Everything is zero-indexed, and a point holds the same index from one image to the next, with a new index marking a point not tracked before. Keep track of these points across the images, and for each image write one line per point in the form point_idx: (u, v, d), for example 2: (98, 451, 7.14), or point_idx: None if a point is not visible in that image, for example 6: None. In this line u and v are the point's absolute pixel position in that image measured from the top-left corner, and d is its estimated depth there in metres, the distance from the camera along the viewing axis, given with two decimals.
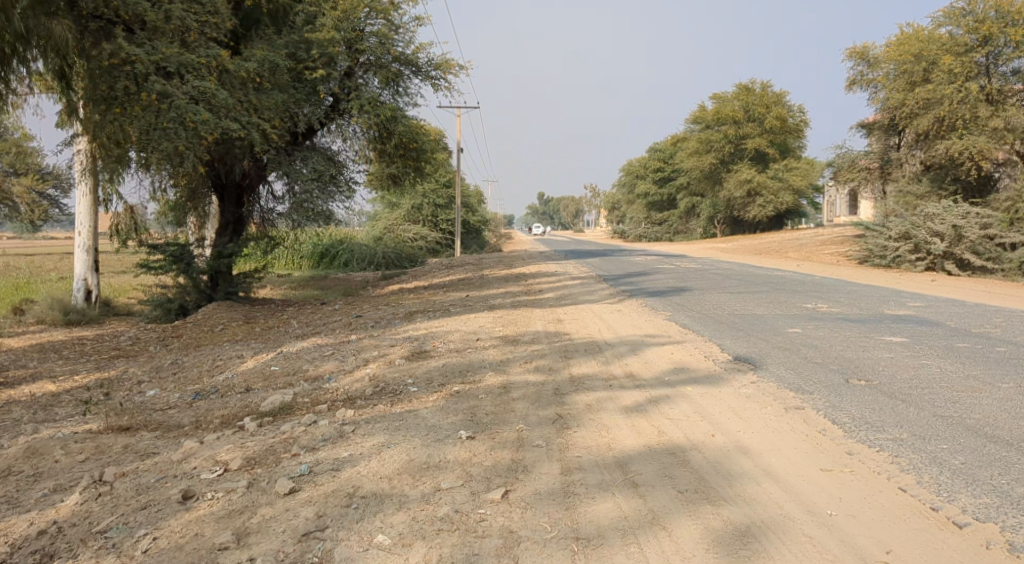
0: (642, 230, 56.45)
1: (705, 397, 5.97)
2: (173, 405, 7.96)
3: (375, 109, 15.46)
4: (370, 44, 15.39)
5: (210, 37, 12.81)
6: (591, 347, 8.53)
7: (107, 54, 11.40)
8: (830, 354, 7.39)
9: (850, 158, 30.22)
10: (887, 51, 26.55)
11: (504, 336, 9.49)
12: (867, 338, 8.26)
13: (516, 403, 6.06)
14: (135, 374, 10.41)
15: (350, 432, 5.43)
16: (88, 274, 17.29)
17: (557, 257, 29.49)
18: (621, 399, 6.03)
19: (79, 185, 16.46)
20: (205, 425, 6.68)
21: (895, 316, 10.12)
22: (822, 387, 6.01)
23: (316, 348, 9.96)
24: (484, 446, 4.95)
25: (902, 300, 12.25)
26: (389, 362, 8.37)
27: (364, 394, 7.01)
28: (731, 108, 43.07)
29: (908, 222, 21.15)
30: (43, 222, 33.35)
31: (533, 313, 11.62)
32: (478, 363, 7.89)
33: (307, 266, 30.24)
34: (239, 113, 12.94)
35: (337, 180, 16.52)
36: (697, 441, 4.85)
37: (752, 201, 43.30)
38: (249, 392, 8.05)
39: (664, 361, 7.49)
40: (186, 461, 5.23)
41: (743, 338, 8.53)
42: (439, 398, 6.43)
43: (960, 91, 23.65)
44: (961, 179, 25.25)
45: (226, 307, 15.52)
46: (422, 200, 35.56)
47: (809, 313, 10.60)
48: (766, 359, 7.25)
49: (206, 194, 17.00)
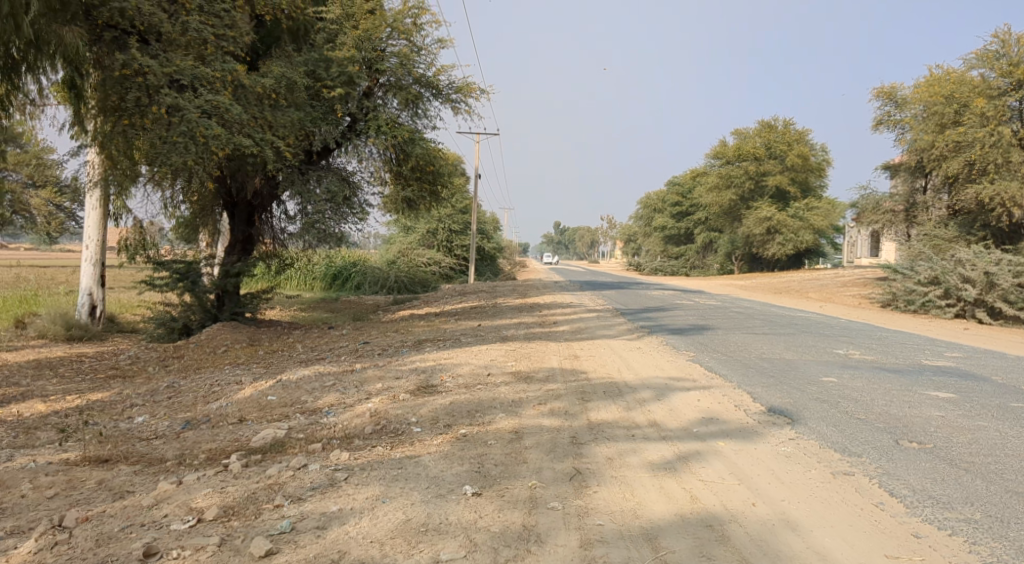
0: (658, 263, 55.82)
1: (740, 455, 5.34)
2: (160, 434, 7.44)
3: (392, 130, 15.12)
4: (390, 65, 15.07)
5: (227, 51, 12.45)
6: (610, 389, 7.92)
7: (121, 65, 11.09)
8: (873, 409, 6.75)
9: (875, 199, 29.29)
10: (915, 92, 26.20)
11: (517, 372, 8.89)
12: (910, 393, 7.60)
13: (529, 453, 5.47)
14: (129, 397, 9.90)
15: (342, 480, 4.85)
16: (94, 287, 16.90)
17: (573, 288, 28.93)
18: (645, 453, 5.43)
19: (89, 198, 16.16)
20: (189, 461, 6.15)
21: (935, 368, 9.43)
22: (870, 448, 5.39)
23: (317, 377, 9.40)
24: (490, 505, 4.36)
25: (937, 350, 11.55)
26: (393, 397, 7.79)
27: (363, 432, 6.46)
28: (752, 145, 42.66)
29: (937, 266, 20.44)
30: (58, 235, 33.10)
31: (548, 347, 11.04)
32: (489, 402, 7.29)
33: (319, 288, 29.89)
34: (253, 130, 12.58)
35: (351, 202, 16.14)
36: (736, 511, 4.23)
37: (771, 239, 42.59)
38: (242, 423, 7.50)
39: (690, 410, 6.87)
40: (156, 507, 4.66)
41: (774, 387, 7.88)
42: (443, 443, 5.85)
43: (992, 134, 22.90)
44: (990, 225, 24.56)
45: (230, 328, 15.03)
46: (437, 225, 35.25)
47: (843, 360, 9.93)
48: (803, 413, 6.62)
49: (216, 211, 16.63)
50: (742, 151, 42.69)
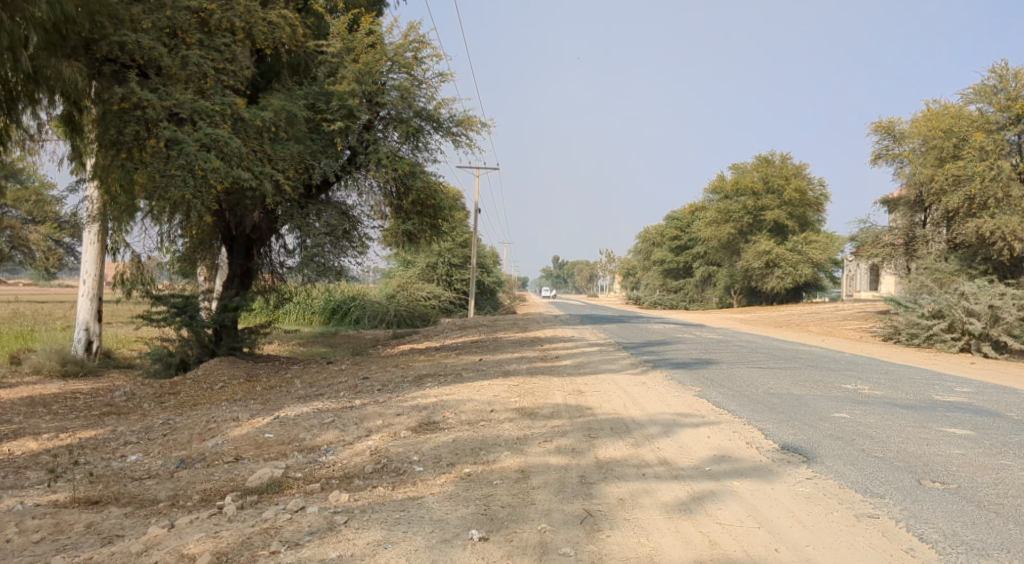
0: (657, 297, 55.70)
1: (758, 497, 5.12)
2: (153, 474, 7.22)
3: (392, 163, 15.01)
4: (391, 98, 15.05)
5: (228, 85, 12.45)
6: (617, 425, 7.70)
7: (120, 98, 11.13)
8: (890, 447, 6.53)
9: (874, 233, 29.03)
10: (913, 126, 26.33)
11: (520, 408, 8.67)
12: (925, 429, 7.38)
13: (537, 493, 5.25)
14: (123, 434, 9.68)
15: (342, 524, 4.64)
16: (90, 322, 16.74)
17: (573, 322, 28.77)
18: (658, 493, 5.22)
19: (87, 232, 16.10)
20: (182, 503, 5.93)
21: (948, 404, 9.21)
22: (892, 489, 5.18)
23: (316, 413, 9.17)
24: (499, 551, 4.15)
25: (947, 385, 11.34)
26: (393, 434, 7.57)
27: (363, 472, 6.25)
28: (751, 179, 42.79)
29: (941, 300, 20.28)
30: (56, 270, 32.92)
31: (551, 382, 10.83)
32: (492, 439, 7.06)
33: (317, 322, 29.72)
34: (253, 163, 12.49)
35: (350, 235, 16.05)
36: (760, 557, 4.02)
37: (771, 272, 42.55)
38: (238, 462, 7.27)
39: (702, 448, 6.65)
40: (146, 553, 4.43)
41: (786, 423, 7.65)
42: (447, 482, 5.64)
43: (992, 168, 22.93)
44: (992, 259, 24.48)
45: (228, 363, 14.79)
46: (436, 258, 35.18)
47: (853, 395, 9.72)
48: (818, 450, 6.40)
49: (215, 244, 16.55)
50: (741, 185, 42.82)
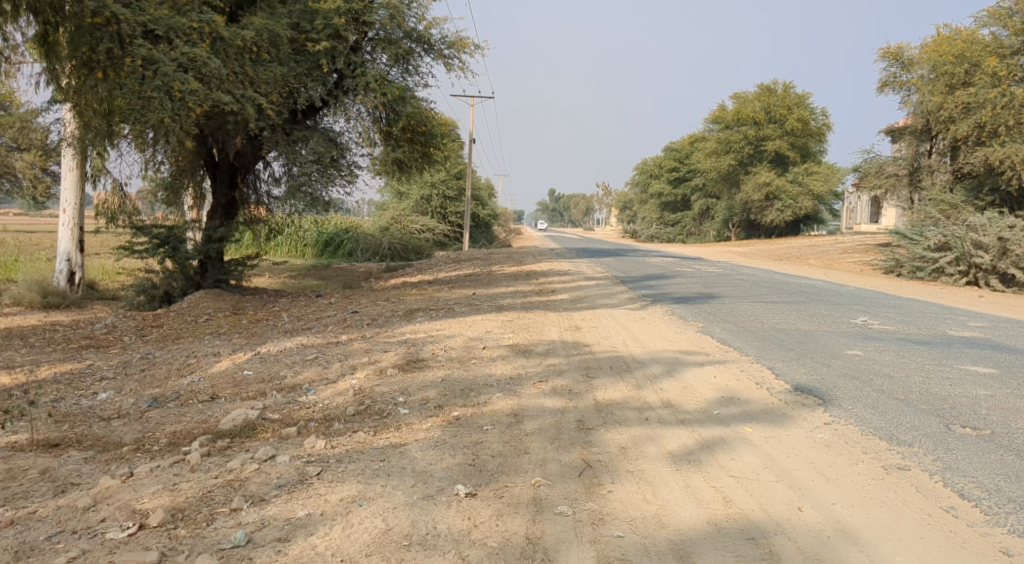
0: (654, 230, 55.05)
1: (773, 445, 4.66)
2: (124, 413, 6.76)
3: (381, 88, 14.16)
4: (379, 17, 14.12)
5: (204, 1, 11.54)
6: (617, 363, 7.24)
7: (91, 12, 10.04)
8: (912, 388, 6.07)
9: (878, 163, 27.99)
10: (922, 52, 25.32)
11: (514, 344, 8.21)
12: (945, 368, 6.94)
13: (531, 440, 4.78)
14: (99, 369, 9.21)
15: (315, 475, 4.18)
16: (71, 252, 16.13)
17: (569, 255, 28.14)
18: (664, 441, 4.75)
19: (65, 158, 15.34)
20: (148, 447, 5.47)
21: (964, 340, 8.76)
22: (920, 436, 4.74)
23: (299, 349, 8.67)
24: (487, 509, 3.71)
25: (959, 319, 10.87)
26: (379, 372, 7.09)
27: (344, 414, 5.79)
28: (752, 109, 41.59)
29: (948, 232, 19.75)
30: (44, 199, 32.08)
31: (547, 317, 10.36)
32: (483, 379, 6.56)
33: (309, 255, 29.24)
34: (233, 85, 11.73)
35: (338, 163, 15.06)
36: (780, 518, 3.60)
37: (770, 205, 41.78)
38: (214, 402, 6.81)
39: (707, 389, 6.18)
40: (94, 509, 3.97)
41: (797, 361, 7.19)
42: (432, 427, 5.17)
43: (1003, 95, 22.03)
44: (999, 190, 23.85)
45: (214, 296, 14.26)
46: (431, 190, 34.40)
47: (863, 330, 9.26)
48: (834, 392, 5.94)
49: (198, 171, 15.78)
50: (742, 115, 41.68)
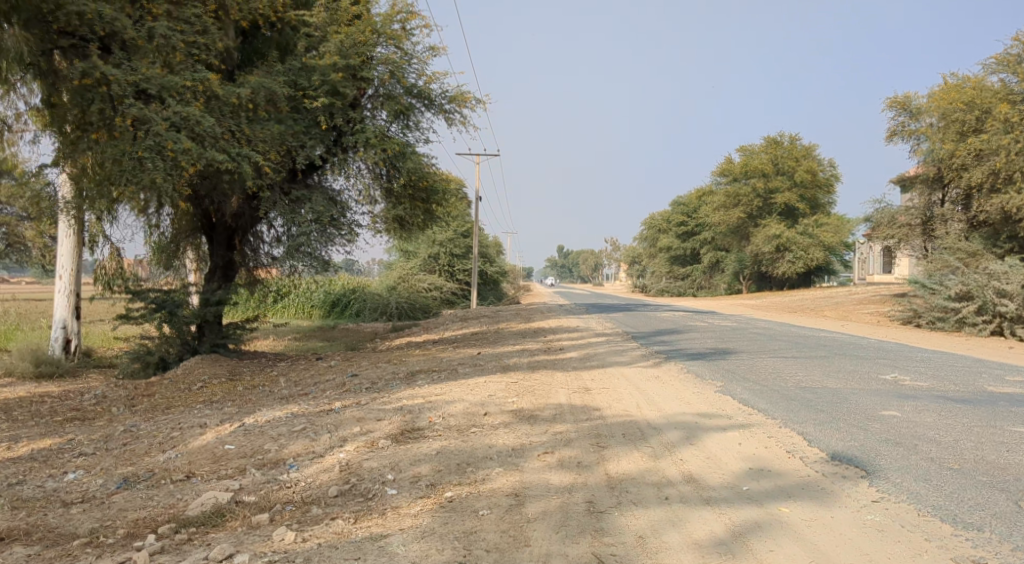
0: (665, 285, 54.43)
1: (816, 527, 4.04)
2: (89, 497, 6.13)
3: (381, 143, 13.84)
4: (378, 73, 13.85)
5: (198, 60, 11.14)
6: (631, 430, 6.58)
7: (81, 74, 9.85)
8: (965, 455, 5.38)
9: (890, 212, 27.20)
10: (930, 100, 25.09)
11: (519, 410, 7.56)
12: (995, 430, 6.25)
13: (533, 527, 4.15)
14: (79, 444, 8.58)
15: None
16: (68, 320, 15.62)
17: (579, 310, 27.58)
18: (687, 526, 4.11)
19: (63, 225, 15.00)
20: (102, 539, 4.84)
21: (1008, 396, 8.06)
22: (990, 517, 4.09)
23: (289, 419, 8.03)
24: None
25: (995, 373, 10.14)
26: (370, 444, 6.45)
27: (326, 495, 5.16)
28: (760, 161, 41.24)
29: (969, 281, 19.07)
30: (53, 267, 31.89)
31: (556, 378, 9.70)
32: (483, 451, 5.92)
33: (316, 316, 28.76)
34: (228, 144, 11.23)
35: (338, 222, 14.53)
36: None
37: (781, 256, 41.13)
38: (187, 482, 6.18)
39: (734, 459, 5.51)
40: None
41: (830, 425, 6.50)
42: (423, 511, 4.55)
43: (1017, 141, 21.30)
44: (1018, 237, 23.25)
45: (210, 361, 13.66)
46: (438, 248, 34.10)
47: (896, 388, 8.55)
48: (877, 461, 5.26)
49: (197, 234, 15.44)
50: (749, 167, 41.39)
